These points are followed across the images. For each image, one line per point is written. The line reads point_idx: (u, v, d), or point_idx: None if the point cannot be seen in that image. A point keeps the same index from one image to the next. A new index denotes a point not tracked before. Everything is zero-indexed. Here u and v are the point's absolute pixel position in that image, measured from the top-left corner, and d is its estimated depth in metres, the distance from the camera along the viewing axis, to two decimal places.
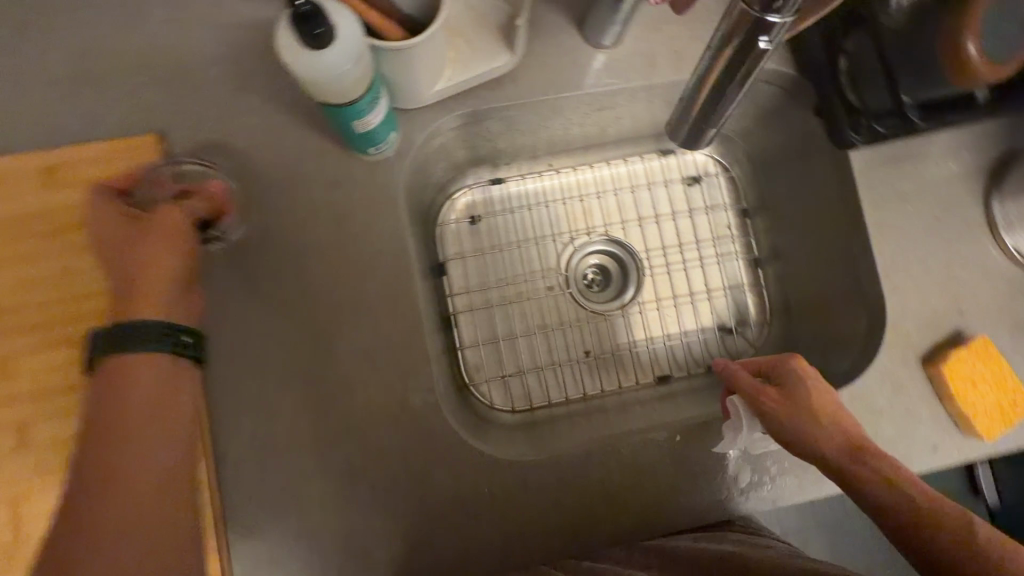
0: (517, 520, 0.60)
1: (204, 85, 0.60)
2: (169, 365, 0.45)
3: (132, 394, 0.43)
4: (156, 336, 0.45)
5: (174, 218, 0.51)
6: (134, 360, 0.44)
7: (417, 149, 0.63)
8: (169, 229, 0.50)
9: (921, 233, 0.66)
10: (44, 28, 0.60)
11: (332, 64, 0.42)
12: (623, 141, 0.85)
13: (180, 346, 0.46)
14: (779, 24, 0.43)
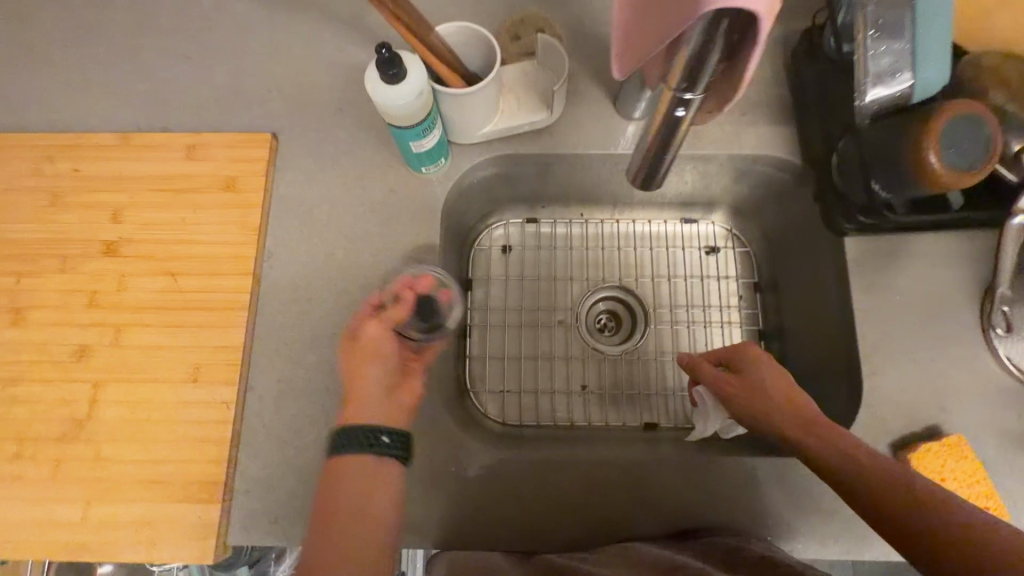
0: (479, 502, 0.68)
1: (313, 103, 0.78)
2: (375, 466, 0.56)
3: (345, 499, 0.53)
4: (369, 441, 0.56)
5: (375, 335, 0.64)
6: (353, 459, 0.55)
7: (462, 177, 0.77)
8: (375, 351, 0.63)
9: (911, 325, 0.69)
10: (213, 48, 0.81)
11: (402, 97, 0.56)
12: (649, 205, 0.94)
13: (384, 446, 0.56)
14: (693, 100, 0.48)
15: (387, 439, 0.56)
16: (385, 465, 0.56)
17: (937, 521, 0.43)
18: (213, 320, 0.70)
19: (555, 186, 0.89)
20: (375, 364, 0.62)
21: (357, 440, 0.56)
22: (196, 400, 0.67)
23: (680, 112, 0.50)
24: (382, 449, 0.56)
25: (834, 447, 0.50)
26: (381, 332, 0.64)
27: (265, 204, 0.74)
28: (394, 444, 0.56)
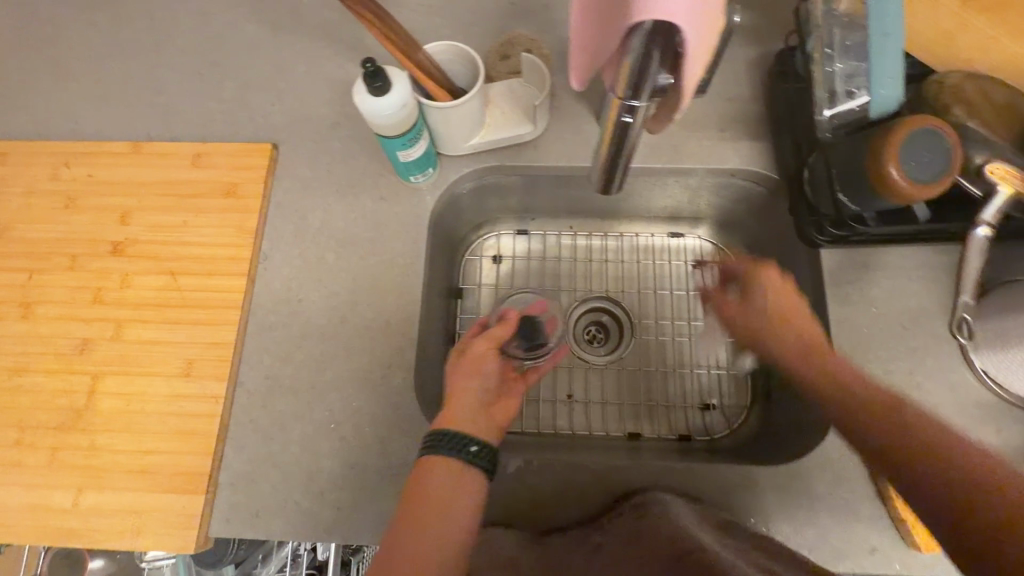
0: None
1: (314, 117, 0.83)
2: (459, 473, 0.57)
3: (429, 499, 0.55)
4: (457, 446, 0.57)
5: (481, 348, 0.68)
6: (439, 460, 0.57)
7: (450, 186, 0.80)
8: (478, 366, 0.66)
9: (887, 337, 0.70)
10: (223, 65, 0.87)
11: (388, 106, 0.60)
12: (637, 219, 0.96)
13: (473, 455, 0.58)
14: (641, 107, 0.42)
15: (477, 449, 0.58)
16: (471, 475, 0.57)
17: (926, 441, 0.44)
18: (209, 317, 0.73)
19: (545, 198, 0.91)
20: (477, 377, 0.66)
21: (447, 443, 0.58)
22: (188, 393, 0.70)
23: (628, 119, 0.44)
24: (470, 457, 0.57)
25: (835, 373, 0.53)
26: (486, 347, 0.68)
27: (263, 210, 0.79)
28: (480, 453, 0.58)
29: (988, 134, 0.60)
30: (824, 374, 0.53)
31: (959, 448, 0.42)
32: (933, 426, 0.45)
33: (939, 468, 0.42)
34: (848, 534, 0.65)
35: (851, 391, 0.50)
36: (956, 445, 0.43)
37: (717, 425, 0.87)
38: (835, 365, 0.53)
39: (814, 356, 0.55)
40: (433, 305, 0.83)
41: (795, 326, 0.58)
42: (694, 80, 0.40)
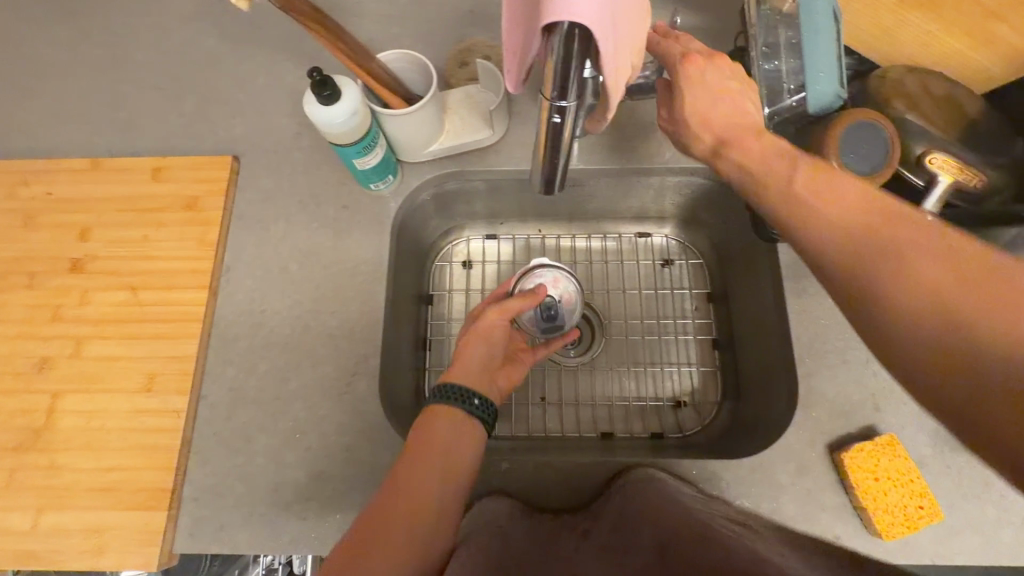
0: None
1: (276, 128, 0.83)
2: (462, 420, 0.64)
3: (434, 437, 0.61)
4: (460, 398, 0.65)
5: (494, 316, 0.75)
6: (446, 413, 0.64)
7: (412, 193, 0.81)
8: (488, 332, 0.74)
9: (842, 328, 0.71)
10: (183, 79, 0.87)
11: (334, 115, 0.62)
12: (605, 220, 0.97)
13: (475, 408, 0.65)
14: (569, 108, 0.44)
15: (478, 402, 0.65)
16: (472, 424, 0.64)
17: (904, 259, 0.44)
18: (170, 331, 0.73)
19: (510, 202, 0.91)
20: (487, 343, 0.73)
21: (452, 395, 0.65)
22: (150, 408, 0.70)
23: (558, 118, 0.46)
24: (474, 410, 0.65)
25: (831, 205, 0.50)
26: (497, 316, 0.74)
27: (225, 222, 0.79)
28: (482, 407, 0.65)
29: (928, 127, 0.62)
30: (743, 163, 0.58)
31: (932, 260, 0.43)
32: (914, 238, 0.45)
33: (916, 287, 0.43)
34: (813, 524, 0.65)
35: (833, 217, 0.50)
36: (931, 256, 0.44)
37: (690, 422, 0.87)
38: (748, 153, 0.58)
39: (734, 147, 0.59)
40: (400, 312, 0.83)
41: (722, 121, 0.60)
42: (617, 84, 0.42)
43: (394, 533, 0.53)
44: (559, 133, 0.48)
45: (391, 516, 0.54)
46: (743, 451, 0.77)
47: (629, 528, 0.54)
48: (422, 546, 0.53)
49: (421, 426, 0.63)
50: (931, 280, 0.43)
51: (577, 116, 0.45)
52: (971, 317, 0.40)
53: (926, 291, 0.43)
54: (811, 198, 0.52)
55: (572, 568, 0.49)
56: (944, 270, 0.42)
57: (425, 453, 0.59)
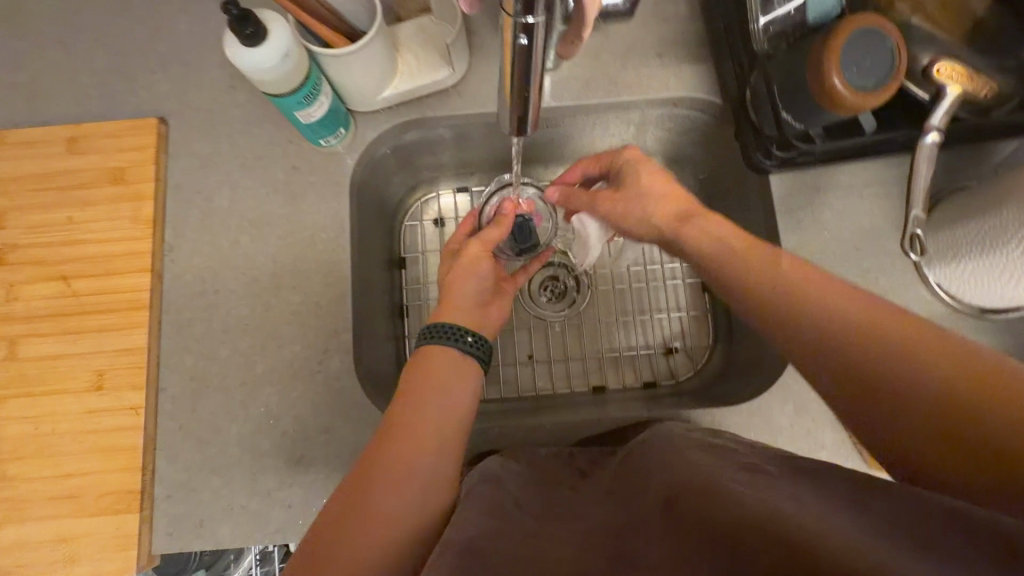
0: None
1: (204, 82, 0.73)
2: (460, 358, 0.60)
3: (433, 376, 0.58)
4: (453, 336, 0.61)
5: (473, 248, 0.70)
6: (438, 349, 0.60)
7: (368, 146, 0.72)
8: (476, 267, 0.69)
9: (838, 261, 0.68)
10: (88, 31, 0.75)
11: (259, 58, 0.53)
12: (584, 162, 0.91)
13: (469, 345, 0.61)
14: (537, 25, 0.38)
15: (472, 339, 0.61)
16: (468, 362, 0.61)
17: (915, 367, 0.40)
18: (114, 322, 0.66)
19: (481, 150, 0.84)
20: (474, 277, 0.69)
21: (442, 334, 0.61)
22: (104, 407, 0.64)
23: (525, 40, 0.39)
24: (467, 347, 0.61)
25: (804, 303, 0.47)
26: (480, 248, 0.70)
27: (160, 195, 0.70)
28: (476, 344, 0.62)
29: (933, 31, 0.57)
30: (710, 231, 0.56)
31: (949, 369, 0.39)
32: (919, 344, 0.40)
33: (918, 388, 0.39)
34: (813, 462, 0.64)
35: (825, 328, 0.45)
36: (929, 355, 0.40)
37: (683, 368, 0.85)
38: (714, 221, 0.57)
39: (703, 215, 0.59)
40: (371, 278, 0.77)
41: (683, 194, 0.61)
42: None
43: (394, 480, 0.50)
44: (529, 60, 0.41)
45: (392, 462, 0.51)
46: (738, 396, 0.75)
47: (631, 472, 0.52)
48: (426, 488, 0.51)
49: (418, 365, 0.59)
50: (954, 400, 0.38)
51: (546, 36, 0.39)
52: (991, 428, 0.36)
53: (953, 412, 0.37)
54: (790, 294, 0.48)
55: (579, 521, 0.47)
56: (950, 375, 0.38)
57: (422, 395, 0.56)
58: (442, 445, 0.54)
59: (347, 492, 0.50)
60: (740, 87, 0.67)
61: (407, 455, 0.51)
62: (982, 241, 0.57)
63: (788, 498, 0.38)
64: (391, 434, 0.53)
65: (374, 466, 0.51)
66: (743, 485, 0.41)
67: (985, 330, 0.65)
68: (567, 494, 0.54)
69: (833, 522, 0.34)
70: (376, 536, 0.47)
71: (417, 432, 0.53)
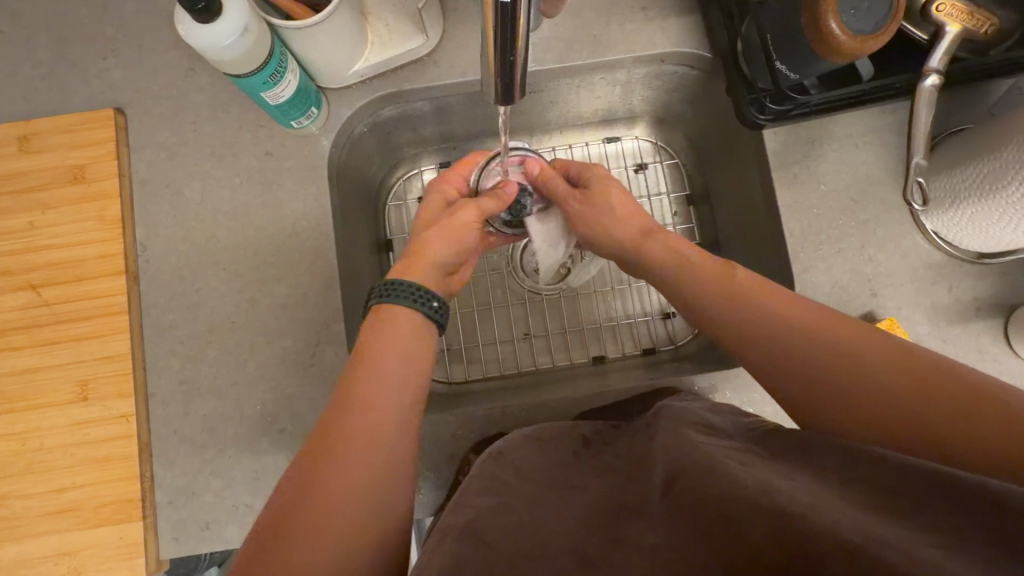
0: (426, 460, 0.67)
1: (160, 66, 0.68)
2: (421, 323, 0.56)
3: (394, 342, 0.53)
4: (419, 299, 0.57)
5: (465, 218, 0.65)
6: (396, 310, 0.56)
7: (344, 125, 0.68)
8: (458, 235, 0.64)
9: (835, 214, 0.67)
10: (26, 17, 0.69)
11: (213, 36, 0.49)
12: (569, 129, 0.88)
13: (432, 312, 0.57)
14: None
15: (437, 305, 0.57)
16: (428, 328, 0.57)
17: (863, 362, 0.41)
18: (91, 330, 0.63)
19: (463, 123, 0.80)
20: (455, 242, 0.64)
21: (406, 295, 0.56)
22: (92, 418, 0.62)
23: None
24: (431, 313, 0.57)
25: (752, 311, 0.47)
26: (474, 215, 0.65)
27: (126, 192, 0.66)
28: (441, 311, 0.58)
29: None
30: (672, 246, 0.56)
31: (891, 364, 0.40)
32: (862, 342, 0.42)
33: (869, 384, 0.40)
34: None
35: (775, 332, 0.45)
36: (874, 351, 0.41)
37: (682, 332, 0.84)
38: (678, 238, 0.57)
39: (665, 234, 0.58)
40: (358, 263, 0.74)
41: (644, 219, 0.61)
42: None
43: (356, 454, 0.46)
44: (512, 21, 0.38)
45: (353, 436, 0.46)
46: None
47: (632, 452, 0.51)
48: (390, 462, 0.47)
49: (373, 332, 0.54)
50: (899, 392, 0.39)
51: None
52: (934, 415, 0.37)
53: (899, 405, 0.39)
54: (745, 300, 0.48)
55: (584, 496, 0.46)
56: (894, 369, 0.40)
57: (382, 362, 0.51)
58: (404, 414, 0.50)
59: (302, 473, 0.45)
60: (731, 39, 0.65)
61: (368, 428, 0.47)
62: (981, 186, 0.56)
63: (785, 481, 0.37)
64: (350, 406, 0.48)
65: (333, 441, 0.46)
66: (738, 467, 0.39)
67: (983, 275, 0.65)
68: (569, 462, 0.53)
69: (835, 506, 0.33)
70: (337, 516, 0.43)
71: (378, 402, 0.49)
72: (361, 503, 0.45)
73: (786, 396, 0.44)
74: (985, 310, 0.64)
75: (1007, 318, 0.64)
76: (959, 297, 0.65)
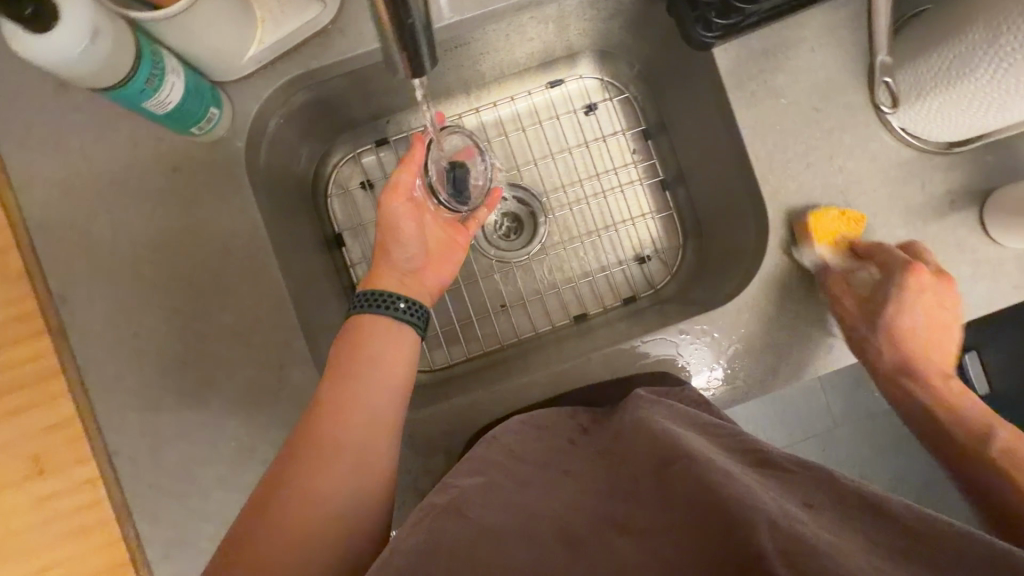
0: (423, 458, 0.64)
1: (25, 90, 0.58)
2: (402, 329, 0.54)
3: (380, 352, 0.52)
4: (384, 305, 0.55)
5: (390, 202, 0.61)
6: (374, 319, 0.54)
7: (255, 121, 0.60)
8: (397, 232, 0.61)
9: (800, 128, 0.63)
10: None
11: (62, 46, 0.42)
12: (508, 81, 0.82)
13: (402, 313, 0.55)
14: None
15: (405, 305, 0.55)
16: (403, 330, 0.55)
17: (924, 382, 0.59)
18: (30, 400, 0.58)
19: (391, 95, 0.74)
20: (394, 232, 0.61)
21: (370, 301, 0.55)
22: (55, 490, 0.58)
23: None
24: (400, 315, 0.55)
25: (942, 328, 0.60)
26: (396, 197, 0.60)
27: (24, 243, 0.58)
28: (410, 310, 0.55)
29: None
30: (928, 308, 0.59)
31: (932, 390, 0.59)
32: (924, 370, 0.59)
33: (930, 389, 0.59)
34: (810, 343, 0.63)
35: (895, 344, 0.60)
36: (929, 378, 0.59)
37: (659, 274, 0.82)
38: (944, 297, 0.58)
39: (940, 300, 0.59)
40: (308, 268, 0.69)
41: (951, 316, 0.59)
42: None
43: (327, 459, 0.45)
44: None
45: (328, 447, 0.46)
46: (728, 285, 0.68)
47: (622, 428, 0.50)
48: (361, 464, 0.46)
49: (362, 338, 0.53)
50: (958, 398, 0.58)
51: None
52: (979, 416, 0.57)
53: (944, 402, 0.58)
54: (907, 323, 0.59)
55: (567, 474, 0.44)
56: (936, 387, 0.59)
57: (359, 370, 0.50)
58: (380, 422, 0.49)
59: (281, 470, 0.45)
60: None
61: (340, 438, 0.46)
62: (948, 73, 0.52)
63: (800, 507, 0.35)
64: (330, 408, 0.48)
65: (301, 449, 0.46)
66: (748, 478, 0.37)
67: (954, 164, 0.62)
68: (561, 447, 0.51)
69: (851, 542, 0.31)
70: (298, 516, 0.43)
71: (350, 408, 0.48)
72: (331, 502, 0.44)
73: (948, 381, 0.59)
74: (960, 201, 0.62)
75: (982, 206, 0.62)
76: (933, 193, 0.62)
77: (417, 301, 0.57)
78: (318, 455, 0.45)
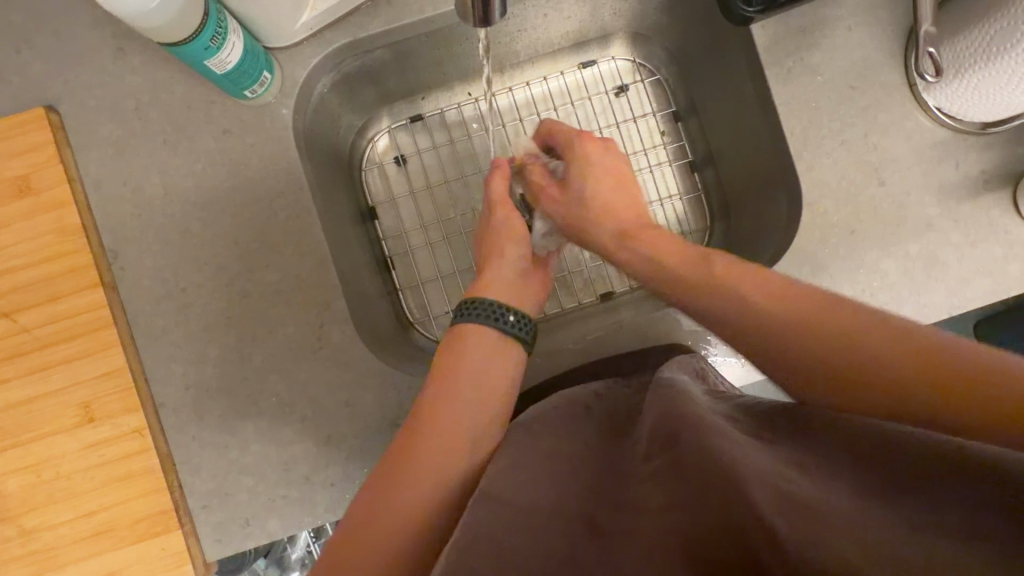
0: None
1: (85, 52, 0.61)
2: (498, 337, 0.58)
3: (473, 362, 0.55)
4: (495, 316, 0.58)
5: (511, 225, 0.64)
6: (471, 327, 0.58)
7: (303, 87, 0.62)
8: (485, 241, 0.64)
9: (835, 105, 0.64)
10: None
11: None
12: (541, 61, 0.83)
13: (512, 327, 0.58)
14: None
15: (515, 319, 0.58)
16: (507, 341, 0.58)
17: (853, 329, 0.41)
18: (82, 349, 0.59)
19: (426, 69, 0.75)
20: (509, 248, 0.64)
21: (485, 312, 0.58)
22: (103, 438, 0.59)
23: None
24: (510, 328, 0.58)
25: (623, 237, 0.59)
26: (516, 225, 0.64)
27: (80, 197, 0.60)
28: (519, 324, 0.59)
29: None
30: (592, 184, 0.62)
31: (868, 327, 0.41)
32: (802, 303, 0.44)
33: (834, 323, 0.42)
34: None
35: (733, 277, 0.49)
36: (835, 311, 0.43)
37: None
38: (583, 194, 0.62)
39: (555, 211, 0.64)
40: (346, 237, 0.70)
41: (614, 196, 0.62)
42: None
43: (423, 467, 0.48)
44: None
45: (421, 455, 0.49)
46: (761, 261, 0.69)
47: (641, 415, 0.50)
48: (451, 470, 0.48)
49: (458, 345, 0.57)
50: (848, 339, 0.41)
51: None
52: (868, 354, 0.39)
53: (881, 346, 0.39)
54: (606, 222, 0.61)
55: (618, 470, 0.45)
56: (853, 320, 0.41)
57: (453, 386, 0.53)
58: (474, 431, 0.51)
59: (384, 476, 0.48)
60: None
61: (430, 442, 0.50)
62: (988, 49, 0.53)
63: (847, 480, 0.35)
64: (431, 415, 0.51)
65: (405, 456, 0.49)
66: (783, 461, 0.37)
67: (988, 145, 0.63)
68: (579, 416, 0.54)
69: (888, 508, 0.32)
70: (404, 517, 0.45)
71: (449, 424, 0.51)
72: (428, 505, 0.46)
73: (838, 325, 0.42)
74: (994, 181, 0.63)
75: (1014, 188, 0.62)
76: (967, 173, 0.63)
77: (529, 318, 0.60)
78: (416, 462, 0.48)
